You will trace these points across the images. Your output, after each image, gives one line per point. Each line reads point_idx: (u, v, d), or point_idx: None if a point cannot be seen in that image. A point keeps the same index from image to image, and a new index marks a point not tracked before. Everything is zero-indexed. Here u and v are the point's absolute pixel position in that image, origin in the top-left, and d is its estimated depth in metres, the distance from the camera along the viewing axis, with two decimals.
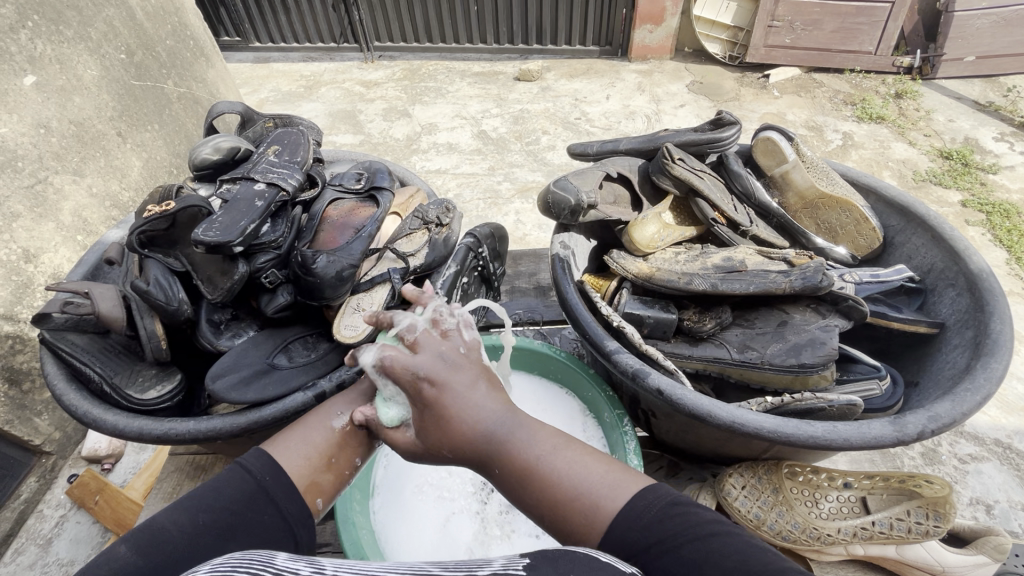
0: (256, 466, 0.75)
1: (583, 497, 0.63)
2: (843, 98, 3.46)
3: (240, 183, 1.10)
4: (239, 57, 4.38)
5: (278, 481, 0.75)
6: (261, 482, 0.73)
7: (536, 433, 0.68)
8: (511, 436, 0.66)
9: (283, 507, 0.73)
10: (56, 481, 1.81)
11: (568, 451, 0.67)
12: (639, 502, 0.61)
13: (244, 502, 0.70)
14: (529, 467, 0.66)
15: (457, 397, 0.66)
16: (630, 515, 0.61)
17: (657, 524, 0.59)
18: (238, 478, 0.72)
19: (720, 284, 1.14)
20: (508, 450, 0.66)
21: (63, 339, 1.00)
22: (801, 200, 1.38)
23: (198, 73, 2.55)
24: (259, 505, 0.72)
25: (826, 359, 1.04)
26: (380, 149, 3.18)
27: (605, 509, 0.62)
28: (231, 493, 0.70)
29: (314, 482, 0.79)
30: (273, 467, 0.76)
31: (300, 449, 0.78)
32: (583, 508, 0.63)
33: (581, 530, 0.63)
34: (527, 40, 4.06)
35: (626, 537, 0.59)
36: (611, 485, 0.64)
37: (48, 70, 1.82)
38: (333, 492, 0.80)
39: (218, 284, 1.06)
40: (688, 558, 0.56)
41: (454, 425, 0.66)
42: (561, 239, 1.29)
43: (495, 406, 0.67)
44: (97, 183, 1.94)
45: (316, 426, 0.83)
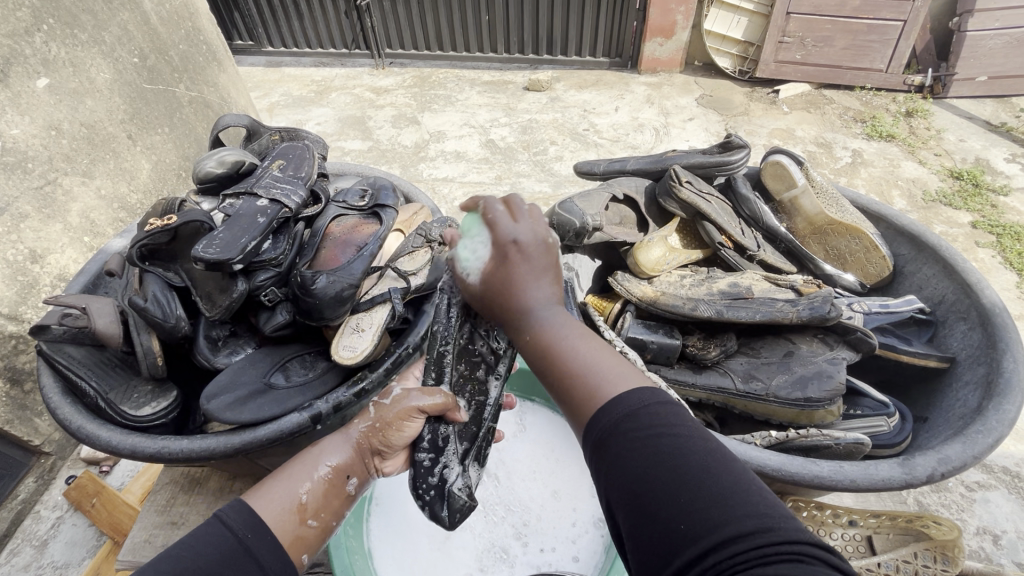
0: (237, 522, 0.73)
1: (588, 377, 0.68)
2: (853, 115, 3.44)
3: (243, 199, 1.10)
4: (252, 61, 4.41)
5: (261, 537, 0.73)
6: (241, 538, 0.72)
7: (568, 321, 0.74)
8: (547, 322, 0.74)
9: (265, 561, 0.72)
10: (54, 482, 1.80)
11: (588, 346, 0.72)
12: (638, 392, 0.64)
13: (224, 560, 0.68)
14: (550, 345, 0.72)
15: (525, 269, 0.75)
16: (622, 402, 0.64)
17: (644, 414, 0.62)
18: (218, 534, 0.70)
19: (726, 312, 1.11)
20: (540, 326, 0.73)
21: (61, 351, 1.00)
22: (811, 226, 1.36)
23: (210, 77, 2.56)
24: (239, 561, 0.69)
25: (832, 394, 1.01)
26: (387, 156, 3.19)
27: (602, 393, 0.66)
28: (211, 552, 0.68)
29: (298, 535, 0.80)
30: (254, 522, 0.74)
31: (279, 506, 0.80)
32: (585, 384, 0.68)
33: (578, 403, 0.68)
34: (538, 50, 4.08)
35: (616, 411, 0.64)
36: (615, 376, 0.68)
37: (61, 73, 1.83)
38: (316, 545, 0.84)
39: (217, 301, 1.05)
40: (660, 441, 0.59)
41: (514, 296, 0.75)
42: (565, 260, 1.27)
43: (546, 295, 0.75)
44: (105, 185, 1.95)
45: (301, 478, 0.85)
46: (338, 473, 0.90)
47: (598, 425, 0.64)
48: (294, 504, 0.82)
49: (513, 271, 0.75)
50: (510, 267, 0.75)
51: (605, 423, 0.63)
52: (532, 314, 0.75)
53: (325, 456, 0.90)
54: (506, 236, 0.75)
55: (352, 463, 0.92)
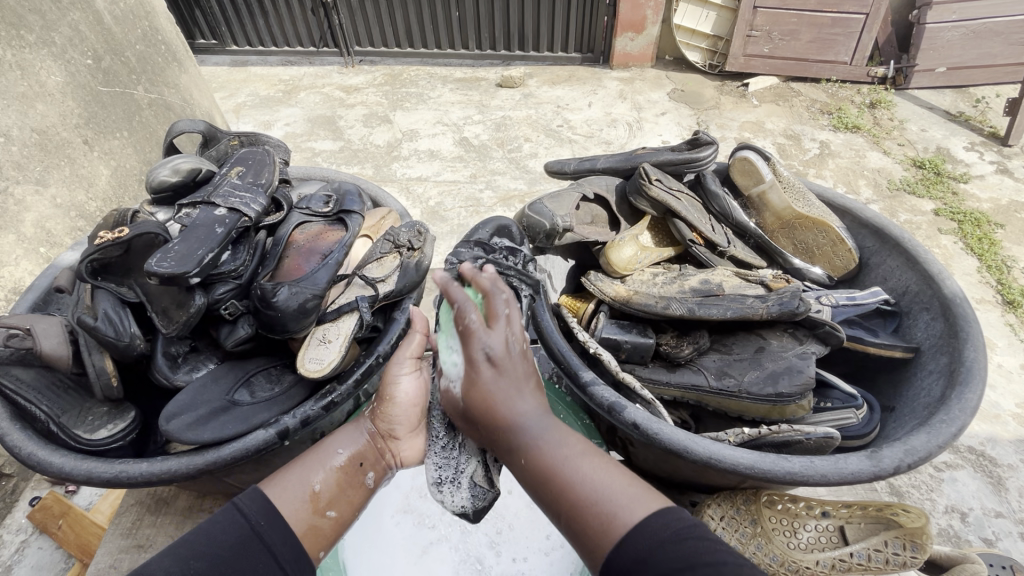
0: (251, 510, 0.80)
1: (598, 505, 0.69)
2: (820, 107, 3.51)
3: (199, 209, 1.05)
4: (216, 60, 4.27)
5: (272, 524, 0.80)
6: (253, 525, 0.78)
7: (563, 438, 0.74)
8: (541, 438, 0.73)
9: (276, 549, 0.78)
10: (16, 505, 1.72)
11: (584, 454, 0.74)
12: (649, 523, 0.66)
13: (237, 547, 0.75)
14: (552, 469, 0.71)
15: (502, 384, 0.74)
16: (641, 530, 0.66)
17: (672, 543, 0.64)
18: (233, 521, 0.77)
19: (698, 310, 1.12)
20: (533, 447, 0.73)
21: (7, 374, 0.93)
22: (778, 220, 1.38)
23: (170, 78, 2.47)
24: (250, 548, 0.76)
25: (803, 389, 1.02)
26: (360, 156, 3.12)
27: (618, 523, 0.67)
28: (227, 540, 0.75)
29: (313, 526, 0.85)
30: (269, 510, 0.81)
31: (297, 497, 0.85)
32: (596, 514, 0.68)
33: (592, 535, 0.68)
34: (510, 46, 4.04)
35: (637, 545, 0.65)
36: (627, 498, 0.69)
37: (8, 77, 1.74)
38: (333, 538, 0.88)
39: (173, 317, 1.00)
40: (674, 545, 0.64)
41: (497, 410, 0.74)
42: (537, 261, 1.26)
43: (529, 413, 0.75)
44: (61, 193, 1.86)
45: (316, 467, 0.91)
46: (354, 460, 0.96)
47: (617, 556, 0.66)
48: (307, 494, 0.87)
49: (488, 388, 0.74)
50: (479, 383, 0.74)
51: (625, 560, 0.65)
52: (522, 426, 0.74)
53: (341, 445, 0.96)
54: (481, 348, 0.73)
55: (365, 451, 0.98)
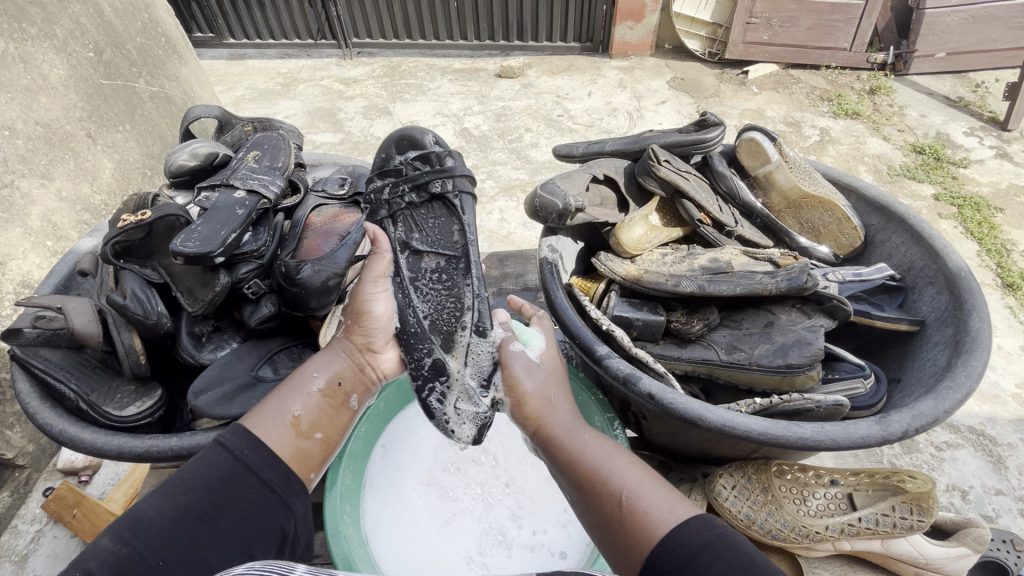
0: (234, 444, 0.83)
1: (636, 507, 0.74)
2: (820, 94, 3.52)
3: (219, 192, 1.08)
4: (213, 54, 4.26)
5: (258, 454, 0.83)
6: (239, 457, 0.82)
7: (612, 459, 0.81)
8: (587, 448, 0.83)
9: (263, 475, 0.82)
10: (30, 495, 1.74)
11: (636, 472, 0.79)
12: (701, 520, 0.68)
13: (224, 479, 0.79)
14: (597, 479, 0.79)
15: (554, 401, 0.90)
16: (676, 536, 0.69)
17: (706, 551, 0.65)
18: (218, 459, 0.81)
19: (708, 286, 1.14)
20: (582, 456, 0.83)
21: (36, 355, 0.96)
22: (785, 200, 1.40)
23: (170, 71, 2.46)
24: (238, 477, 0.80)
25: (812, 360, 1.05)
26: (361, 148, 3.13)
27: (654, 525, 0.71)
28: (212, 473, 0.79)
29: (303, 452, 0.89)
30: (252, 443, 0.84)
31: (278, 423, 0.88)
32: (635, 521, 0.73)
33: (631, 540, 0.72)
34: (508, 36, 4.04)
35: (673, 543, 0.68)
36: (666, 503, 0.73)
37: (10, 69, 1.74)
38: (322, 460, 0.92)
39: (199, 296, 1.04)
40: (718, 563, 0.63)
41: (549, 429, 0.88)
42: (549, 241, 1.28)
43: (578, 422, 0.88)
44: (67, 186, 1.87)
45: (294, 396, 0.92)
46: (333, 382, 0.98)
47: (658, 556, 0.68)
48: (290, 421, 0.89)
49: (539, 406, 0.91)
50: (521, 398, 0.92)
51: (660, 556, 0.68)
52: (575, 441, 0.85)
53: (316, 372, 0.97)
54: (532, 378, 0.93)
55: (343, 370, 1.00)
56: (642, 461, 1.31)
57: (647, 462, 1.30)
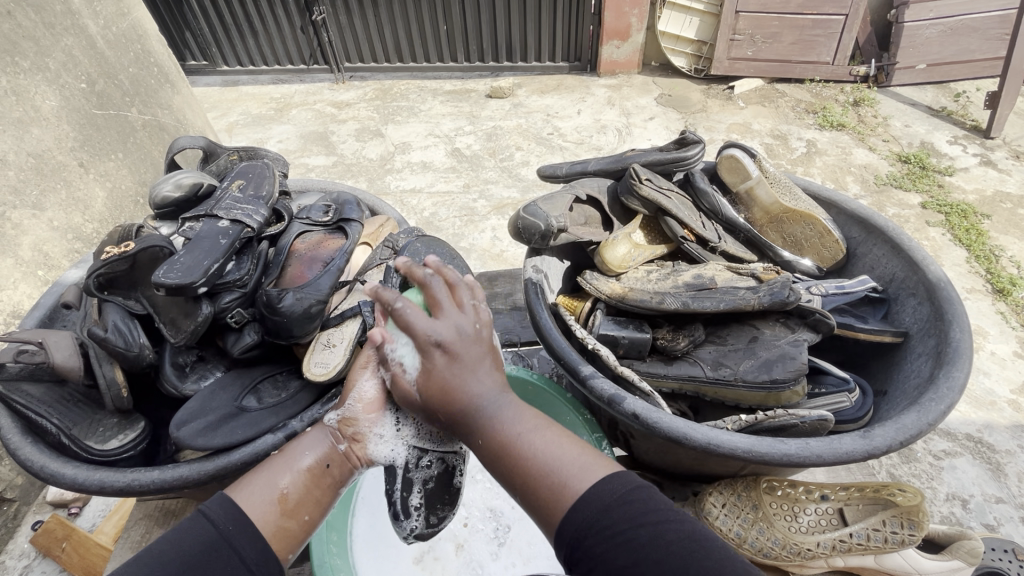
0: (220, 516, 0.73)
1: (551, 475, 0.68)
2: (805, 107, 3.58)
3: (203, 221, 1.08)
4: (207, 81, 4.31)
5: (243, 529, 0.73)
6: (223, 532, 0.71)
7: (519, 414, 0.73)
8: (497, 414, 0.72)
9: (246, 556, 0.71)
10: (19, 529, 1.71)
11: (544, 432, 0.73)
12: (603, 485, 0.66)
13: (204, 554, 0.68)
14: (506, 443, 0.71)
15: (461, 369, 0.73)
16: (594, 498, 0.66)
17: (620, 506, 0.64)
18: (200, 529, 0.70)
19: (691, 303, 1.15)
20: (490, 424, 0.72)
21: (18, 391, 0.95)
22: (767, 214, 1.41)
23: (163, 99, 2.50)
24: (220, 554, 0.69)
25: (796, 374, 1.05)
26: (353, 170, 3.16)
27: (570, 490, 0.67)
28: (189, 549, 0.67)
29: (283, 529, 0.78)
30: (238, 516, 0.74)
31: (261, 492, 0.78)
32: (550, 486, 0.68)
33: (547, 508, 0.68)
34: (498, 57, 4.11)
35: (582, 516, 0.64)
36: (580, 469, 0.69)
37: (3, 103, 1.76)
38: (302, 541, 0.81)
39: (181, 326, 1.03)
40: (637, 535, 0.62)
41: (454, 397, 0.72)
42: (533, 262, 1.29)
43: (490, 385, 0.74)
44: (59, 216, 1.88)
45: (282, 469, 0.83)
46: (321, 463, 0.87)
47: (571, 526, 0.65)
48: (277, 495, 0.79)
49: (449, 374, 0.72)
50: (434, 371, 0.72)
51: (576, 525, 0.64)
52: (481, 406, 0.73)
53: (304, 448, 0.88)
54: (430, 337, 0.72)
55: (331, 452, 0.89)
56: None
57: None
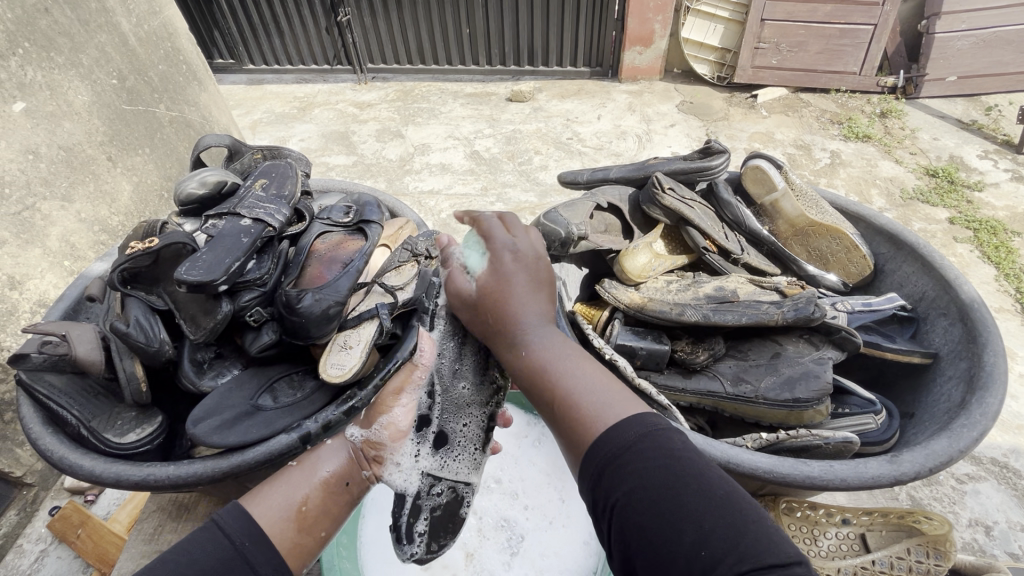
0: (234, 528, 0.72)
1: (584, 404, 0.72)
2: (830, 117, 3.52)
3: (226, 219, 1.09)
4: (233, 79, 4.39)
5: (257, 541, 0.72)
6: (237, 545, 0.71)
7: (565, 348, 0.80)
8: (537, 341, 0.81)
9: (261, 569, 0.71)
10: (37, 514, 1.74)
11: (585, 367, 0.78)
12: (634, 417, 0.68)
13: (221, 567, 0.68)
14: (544, 368, 0.78)
15: (515, 286, 0.84)
16: (619, 429, 0.67)
17: (644, 443, 0.65)
18: (214, 542, 0.70)
19: (713, 316, 1.13)
20: (532, 349, 0.80)
21: (41, 380, 0.98)
22: (792, 227, 1.39)
23: (190, 96, 2.55)
24: (235, 568, 0.69)
25: (821, 394, 1.02)
26: (372, 170, 3.18)
27: (600, 421, 0.69)
28: (205, 561, 0.67)
29: (296, 542, 0.77)
30: (253, 528, 0.73)
31: (276, 509, 0.78)
32: (581, 412, 0.72)
33: (574, 431, 0.71)
34: (520, 61, 4.12)
35: (612, 441, 0.66)
36: (614, 401, 0.72)
37: (37, 97, 1.80)
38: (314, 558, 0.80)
39: (201, 323, 1.05)
40: (656, 466, 0.62)
41: (503, 309, 0.83)
42: (552, 269, 1.28)
43: (536, 310, 0.84)
44: (86, 208, 1.92)
45: (299, 483, 0.84)
46: (338, 478, 0.88)
47: (599, 448, 0.66)
48: (292, 509, 0.79)
49: (504, 287, 0.84)
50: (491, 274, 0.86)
51: (603, 449, 0.66)
52: (528, 335, 0.82)
53: (323, 462, 0.89)
54: (500, 245, 0.88)
55: (349, 467, 0.89)
56: None
57: None
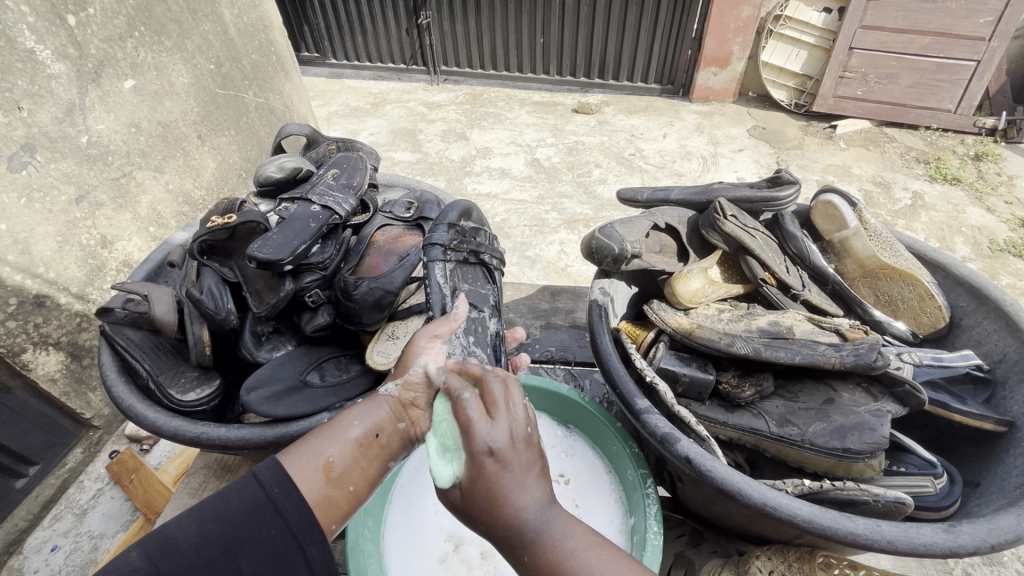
0: (268, 480, 0.77)
1: None
2: (915, 155, 3.31)
3: (298, 204, 1.16)
4: (315, 72, 4.65)
5: (288, 495, 0.76)
6: (270, 496, 0.76)
7: (570, 526, 0.61)
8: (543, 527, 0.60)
9: (290, 521, 0.75)
10: (98, 454, 1.90)
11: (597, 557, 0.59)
12: None
13: (250, 517, 0.74)
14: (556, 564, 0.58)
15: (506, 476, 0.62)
16: None
17: None
18: (250, 493, 0.75)
19: (764, 351, 1.09)
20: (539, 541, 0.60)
21: (121, 332, 1.08)
22: (861, 268, 1.32)
23: (276, 85, 2.72)
24: (265, 519, 0.74)
25: (873, 448, 0.96)
26: (435, 168, 3.27)
27: None
28: (238, 509, 0.74)
29: (326, 497, 0.79)
30: (284, 482, 0.77)
31: (311, 461, 0.80)
32: None
33: None
34: (590, 74, 4.12)
35: None
36: None
37: (145, 76, 1.97)
38: (348, 513, 0.82)
39: (264, 299, 1.11)
40: None
41: (499, 499, 0.62)
42: (601, 284, 1.27)
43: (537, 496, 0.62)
44: (174, 180, 2.09)
45: (329, 438, 0.82)
46: (368, 433, 0.85)
47: None
48: (322, 464, 0.80)
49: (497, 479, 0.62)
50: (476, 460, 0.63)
51: None
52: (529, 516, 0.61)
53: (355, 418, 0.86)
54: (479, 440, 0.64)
55: (382, 422, 0.87)
56: (672, 526, 1.24)
57: (677, 528, 1.23)
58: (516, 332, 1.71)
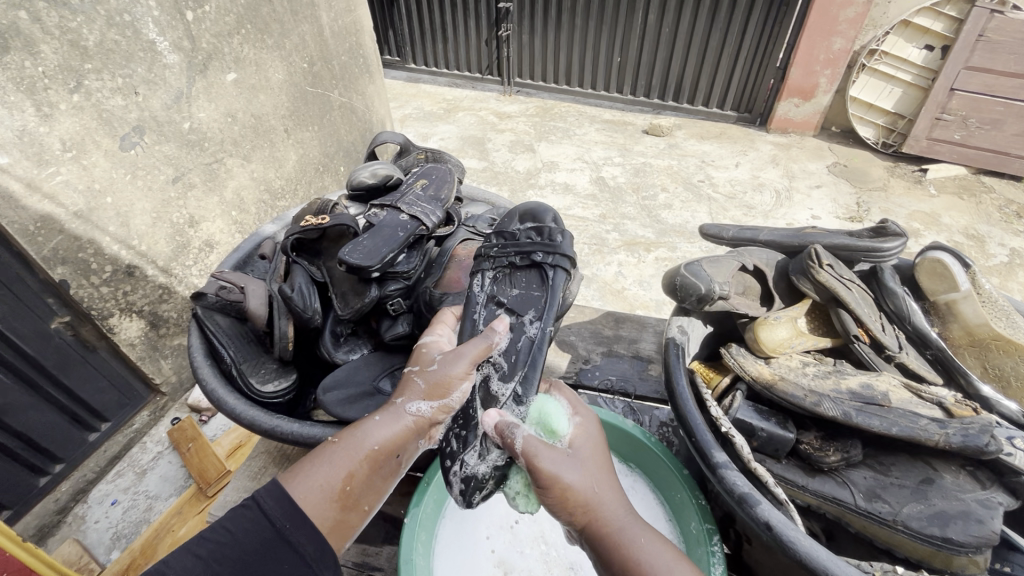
0: (272, 511, 0.77)
1: None
2: (1017, 210, 3.04)
3: (387, 211, 1.19)
4: (394, 74, 4.83)
5: (296, 524, 0.77)
6: (276, 527, 0.77)
7: (636, 525, 0.79)
8: (619, 527, 0.79)
9: (298, 547, 0.77)
10: (161, 419, 2.01)
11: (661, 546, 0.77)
12: None
13: (257, 549, 0.75)
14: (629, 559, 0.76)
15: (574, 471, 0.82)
16: None
17: None
18: (256, 526, 0.76)
19: (856, 416, 1.01)
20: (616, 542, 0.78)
21: (212, 318, 1.14)
22: (969, 336, 1.20)
23: (360, 87, 2.84)
24: (274, 549, 0.76)
25: (980, 542, 0.87)
26: (500, 178, 3.31)
27: None
28: (245, 541, 0.75)
29: (340, 521, 0.81)
30: (291, 511, 0.77)
31: (318, 491, 0.79)
32: None
33: None
34: (664, 96, 4.06)
35: None
36: None
37: (246, 71, 2.09)
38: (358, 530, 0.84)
39: (350, 303, 1.15)
40: None
41: (575, 501, 0.80)
42: (680, 321, 1.23)
43: (615, 501, 0.81)
44: (259, 169, 2.21)
45: (342, 459, 0.83)
46: (384, 450, 0.86)
47: None
48: (333, 490, 0.80)
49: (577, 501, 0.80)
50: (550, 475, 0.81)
51: None
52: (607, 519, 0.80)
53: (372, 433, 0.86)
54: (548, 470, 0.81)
55: (400, 439, 0.88)
56: None
57: None
58: (576, 356, 1.68)
